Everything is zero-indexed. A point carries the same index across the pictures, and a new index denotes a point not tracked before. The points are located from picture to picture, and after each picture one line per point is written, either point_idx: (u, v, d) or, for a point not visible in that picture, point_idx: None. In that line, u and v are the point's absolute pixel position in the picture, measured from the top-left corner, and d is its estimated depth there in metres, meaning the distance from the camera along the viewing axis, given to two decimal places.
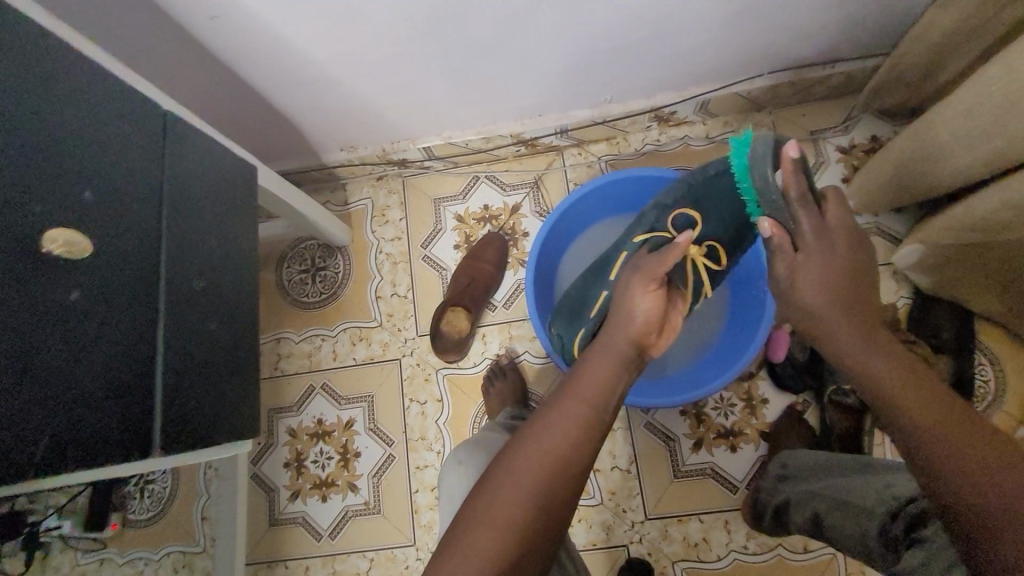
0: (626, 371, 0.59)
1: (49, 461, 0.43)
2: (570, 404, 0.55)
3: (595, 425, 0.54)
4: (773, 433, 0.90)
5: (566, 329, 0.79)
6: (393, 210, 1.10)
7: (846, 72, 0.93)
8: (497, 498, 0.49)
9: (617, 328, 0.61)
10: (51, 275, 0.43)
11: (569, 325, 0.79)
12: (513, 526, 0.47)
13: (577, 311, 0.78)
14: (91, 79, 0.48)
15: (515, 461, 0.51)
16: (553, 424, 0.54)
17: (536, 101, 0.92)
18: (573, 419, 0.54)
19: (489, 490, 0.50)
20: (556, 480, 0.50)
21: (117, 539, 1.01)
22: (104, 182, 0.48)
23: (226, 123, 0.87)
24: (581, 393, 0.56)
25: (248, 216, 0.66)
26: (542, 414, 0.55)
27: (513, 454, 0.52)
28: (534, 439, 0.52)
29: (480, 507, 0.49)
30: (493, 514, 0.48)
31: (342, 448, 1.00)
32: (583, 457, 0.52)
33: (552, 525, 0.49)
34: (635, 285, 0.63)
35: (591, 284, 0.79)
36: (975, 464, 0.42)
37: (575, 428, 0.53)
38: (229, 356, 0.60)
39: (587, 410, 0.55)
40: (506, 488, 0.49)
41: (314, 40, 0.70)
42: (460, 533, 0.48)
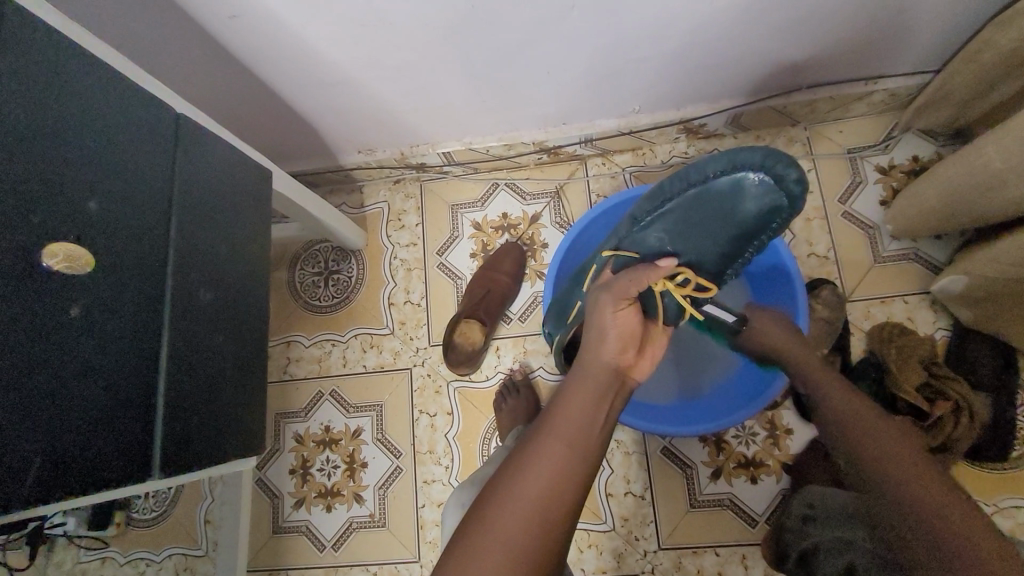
0: (602, 401, 0.54)
1: (40, 489, 0.40)
2: (547, 445, 0.51)
3: (573, 468, 0.50)
4: (796, 465, 0.86)
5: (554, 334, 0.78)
6: (410, 215, 1.07)
7: (889, 89, 0.88)
8: (473, 553, 0.46)
9: (591, 352, 0.56)
10: (51, 289, 0.41)
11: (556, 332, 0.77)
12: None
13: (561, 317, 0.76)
14: (102, 82, 0.46)
15: (490, 511, 0.48)
16: (528, 467, 0.50)
17: (561, 109, 0.89)
18: (549, 462, 0.50)
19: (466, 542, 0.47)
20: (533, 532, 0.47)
21: (120, 539, 1.01)
22: (112, 190, 0.46)
23: (244, 123, 0.85)
24: (556, 430, 0.52)
25: (260, 224, 0.64)
26: (518, 456, 0.52)
27: (490, 503, 0.49)
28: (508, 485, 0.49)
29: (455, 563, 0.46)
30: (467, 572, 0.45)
31: (348, 457, 0.98)
32: (562, 502, 0.49)
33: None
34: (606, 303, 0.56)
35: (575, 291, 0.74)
36: (923, 487, 0.55)
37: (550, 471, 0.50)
38: (235, 371, 0.58)
39: (563, 451, 0.51)
40: (480, 542, 0.47)
41: (334, 41, 0.67)
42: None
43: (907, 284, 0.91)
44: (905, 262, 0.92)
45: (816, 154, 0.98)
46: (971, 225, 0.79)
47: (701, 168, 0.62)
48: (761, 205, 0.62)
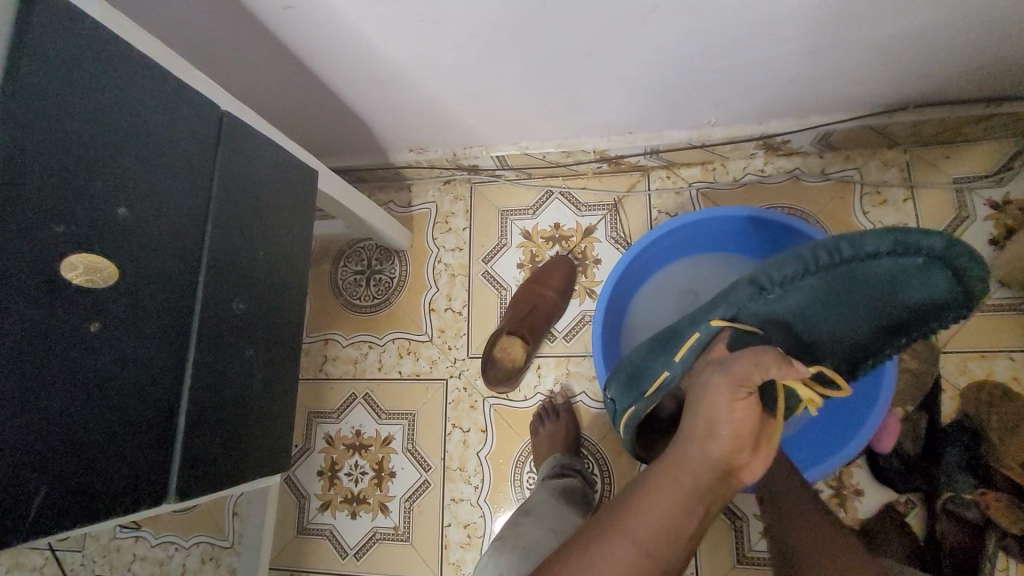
0: (693, 507, 0.45)
1: (44, 519, 0.37)
2: (616, 548, 0.42)
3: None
4: (865, 533, 0.76)
5: (621, 397, 0.66)
6: (457, 218, 1.02)
7: (1015, 112, 0.76)
8: None
9: (691, 444, 0.46)
10: (73, 303, 0.38)
11: (626, 394, 0.66)
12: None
13: (636, 379, 0.65)
14: (146, 80, 0.43)
15: None
16: (589, 571, 0.42)
17: (629, 117, 0.81)
18: (616, 570, 0.41)
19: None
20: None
21: (151, 519, 1.02)
22: (145, 197, 0.43)
23: (296, 116, 0.83)
24: (632, 531, 0.43)
25: (300, 230, 0.60)
26: (580, 553, 0.43)
27: None
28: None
29: None
30: None
31: (377, 465, 0.96)
32: None
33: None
34: (720, 387, 0.46)
35: (655, 352, 0.64)
36: None
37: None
38: (264, 386, 0.55)
39: (637, 564, 0.42)
40: None
41: (391, 38, 0.63)
42: None
43: (1015, 339, 0.79)
44: (1016, 314, 0.80)
45: (914, 182, 0.86)
46: None
47: (860, 244, 0.53)
48: (924, 296, 0.53)
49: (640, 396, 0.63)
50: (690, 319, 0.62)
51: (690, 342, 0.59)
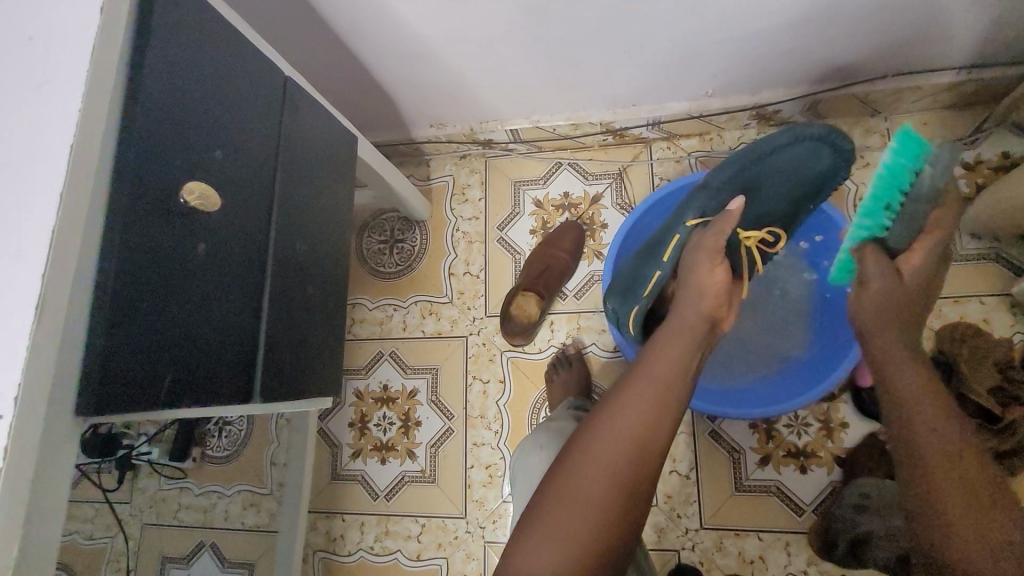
0: (696, 349, 0.58)
1: (171, 396, 0.46)
2: (643, 384, 0.54)
3: (671, 407, 0.54)
4: (849, 459, 0.85)
5: (619, 306, 0.77)
6: (473, 189, 1.11)
7: (983, 79, 0.84)
8: (574, 470, 0.50)
9: (683, 304, 0.60)
10: (184, 225, 0.47)
11: (624, 303, 0.76)
12: (598, 502, 0.48)
13: (631, 288, 0.75)
14: (229, 49, 0.52)
15: (592, 438, 0.51)
16: (627, 404, 0.53)
17: (632, 90, 0.90)
18: (647, 398, 0.53)
19: (571, 465, 0.50)
20: (636, 459, 0.51)
21: (195, 471, 1.10)
22: (232, 144, 0.51)
23: (328, 92, 0.91)
24: (654, 371, 0.55)
25: (344, 185, 0.69)
26: (618, 392, 0.55)
27: (585, 430, 0.52)
28: (611, 417, 0.52)
29: (556, 484, 0.50)
30: (572, 488, 0.49)
31: (404, 415, 1.04)
32: (659, 435, 0.52)
33: (631, 503, 0.50)
34: (704, 262, 0.59)
35: (647, 259, 0.74)
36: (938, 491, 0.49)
37: (650, 407, 0.53)
38: (320, 319, 0.63)
39: (662, 391, 0.54)
40: (580, 461, 0.50)
41: (423, 16, 0.71)
42: (539, 507, 0.49)
43: (983, 285, 0.88)
44: (984, 263, 0.88)
45: None
46: None
47: (769, 140, 0.65)
48: (822, 167, 0.68)
49: (637, 299, 0.73)
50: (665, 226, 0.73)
51: (673, 245, 0.69)
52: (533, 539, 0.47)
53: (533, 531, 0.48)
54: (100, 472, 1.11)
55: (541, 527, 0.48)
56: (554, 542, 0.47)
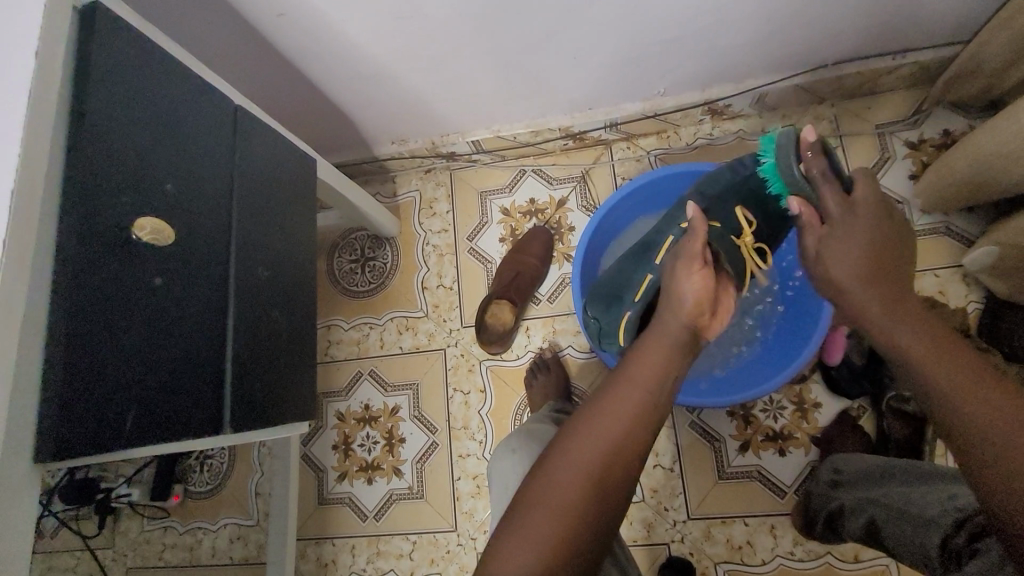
0: (678, 356, 0.57)
1: (136, 432, 0.47)
2: (625, 390, 0.55)
3: (649, 413, 0.54)
4: (825, 438, 0.87)
5: (603, 315, 0.75)
6: (441, 202, 1.11)
7: (918, 62, 0.88)
8: (555, 480, 0.50)
9: (669, 311, 0.59)
10: (137, 260, 0.48)
11: (607, 312, 0.75)
12: (573, 509, 0.48)
13: (616, 296, 0.75)
14: (173, 80, 0.52)
15: (572, 446, 0.52)
16: (606, 412, 0.53)
17: (587, 95, 0.92)
18: (626, 404, 0.54)
19: (545, 473, 0.51)
20: (613, 465, 0.51)
21: (178, 509, 1.08)
22: (183, 174, 0.52)
23: (285, 117, 0.91)
24: (635, 376, 0.56)
25: (304, 207, 0.69)
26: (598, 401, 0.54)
27: (566, 439, 0.53)
28: (591, 426, 0.52)
29: (535, 493, 0.50)
30: (552, 497, 0.49)
31: (387, 434, 1.03)
32: (639, 442, 0.53)
33: (605, 509, 0.50)
34: (680, 266, 0.61)
35: (637, 267, 0.76)
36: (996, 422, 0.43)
37: (631, 414, 0.53)
38: (288, 343, 0.63)
39: (643, 397, 0.54)
40: (561, 471, 0.50)
41: (373, 37, 0.72)
42: (517, 516, 0.49)
43: (936, 259, 0.91)
44: (935, 237, 0.92)
45: (842, 132, 0.98)
46: (1002, 196, 0.79)
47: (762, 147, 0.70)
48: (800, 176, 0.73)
49: (623, 307, 0.73)
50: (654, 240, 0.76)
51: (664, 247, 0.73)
52: (508, 548, 0.48)
53: (513, 540, 0.48)
54: (79, 519, 1.08)
55: (519, 537, 0.48)
56: (531, 552, 0.47)
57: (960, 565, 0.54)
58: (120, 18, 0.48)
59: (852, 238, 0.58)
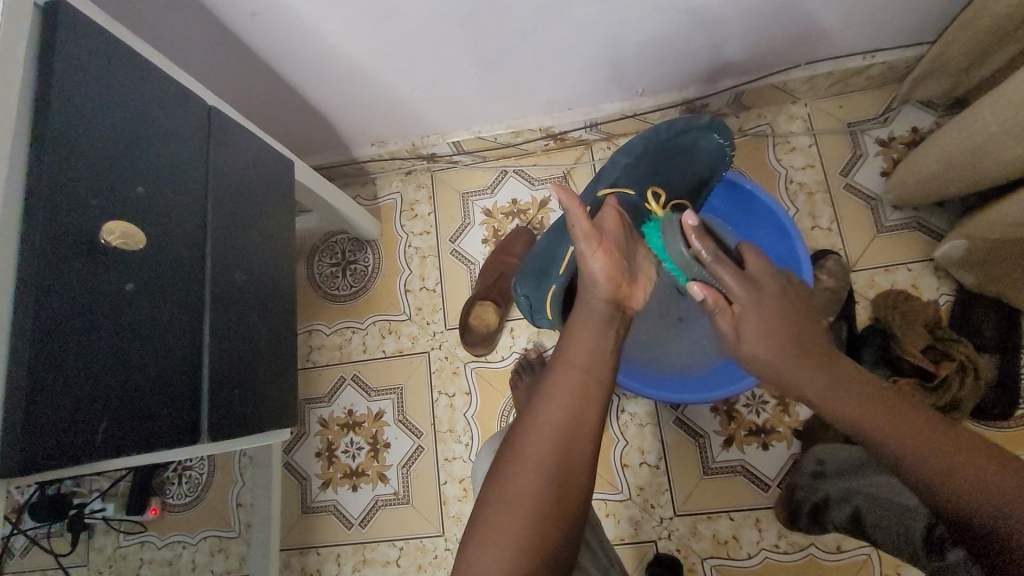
0: (607, 331, 0.58)
1: (109, 442, 0.46)
2: (561, 375, 0.55)
3: (591, 390, 0.55)
4: (807, 431, 0.88)
5: (534, 291, 0.76)
6: (422, 204, 1.10)
7: (887, 62, 0.90)
8: (510, 474, 0.50)
9: (587, 292, 0.59)
10: (107, 264, 0.47)
11: (539, 287, 0.76)
12: (534, 503, 0.48)
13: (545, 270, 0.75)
14: (145, 80, 0.51)
15: (526, 440, 0.52)
16: (548, 401, 0.53)
17: (566, 95, 0.92)
18: (565, 389, 0.54)
19: (502, 470, 0.51)
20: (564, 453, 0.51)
21: (157, 523, 1.05)
22: (156, 176, 0.51)
23: (261, 119, 0.89)
24: (569, 359, 0.56)
25: (281, 210, 0.67)
26: (538, 394, 0.55)
27: (517, 432, 0.53)
28: (535, 424, 0.52)
29: (497, 490, 0.50)
30: (515, 492, 0.49)
31: (372, 439, 1.02)
32: (585, 427, 0.52)
33: (567, 497, 0.50)
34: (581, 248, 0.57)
35: (561, 237, 0.74)
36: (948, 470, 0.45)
37: (570, 397, 0.53)
38: (267, 349, 0.62)
39: (579, 376, 0.55)
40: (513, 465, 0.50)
41: (349, 36, 0.70)
42: (483, 516, 0.49)
43: (908, 253, 0.94)
44: (907, 232, 0.95)
45: (816, 130, 1.00)
46: (970, 190, 0.81)
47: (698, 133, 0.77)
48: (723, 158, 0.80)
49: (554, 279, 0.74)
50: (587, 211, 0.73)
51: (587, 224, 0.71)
52: (477, 550, 0.48)
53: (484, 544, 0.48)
54: (52, 536, 1.04)
55: (490, 538, 0.48)
56: (501, 558, 0.46)
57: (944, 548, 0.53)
58: (88, 18, 0.47)
59: (754, 306, 0.60)
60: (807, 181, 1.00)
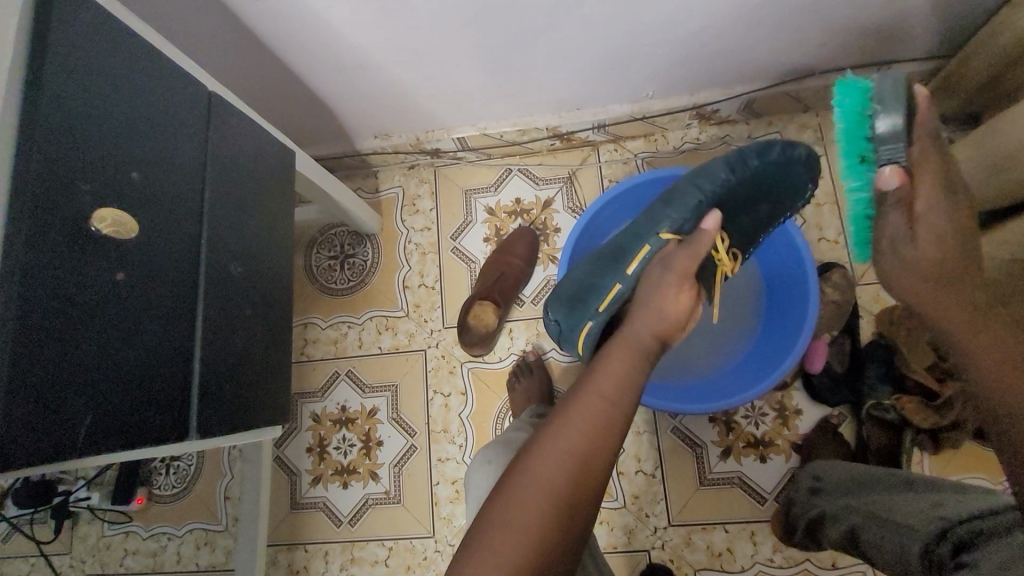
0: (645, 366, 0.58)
1: (91, 439, 0.44)
2: (583, 401, 0.54)
3: (613, 423, 0.54)
4: (806, 444, 0.88)
5: (565, 317, 0.69)
6: (424, 200, 1.09)
7: (902, 74, 0.89)
8: (517, 497, 0.49)
9: (640, 321, 0.59)
10: (98, 254, 0.45)
11: (570, 314, 0.68)
12: (530, 533, 0.47)
13: (579, 298, 0.68)
14: (145, 64, 0.50)
15: (538, 462, 0.50)
16: (570, 427, 0.52)
17: (575, 94, 0.90)
18: (587, 416, 0.53)
19: (508, 487, 0.50)
20: (575, 484, 0.50)
21: (142, 513, 1.03)
22: (151, 163, 0.50)
23: (262, 105, 0.87)
24: (598, 389, 0.55)
25: (280, 202, 0.66)
26: (552, 418, 0.54)
27: (530, 449, 0.52)
28: (549, 445, 0.51)
29: (501, 511, 0.48)
30: (516, 516, 0.48)
31: (365, 436, 1.01)
32: (598, 461, 0.51)
33: (568, 528, 0.49)
34: (668, 279, 0.59)
35: (600, 269, 0.68)
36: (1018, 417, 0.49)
37: (585, 429, 0.52)
38: (261, 342, 0.61)
39: (605, 407, 0.54)
40: (523, 488, 0.49)
41: (357, 26, 0.69)
42: (481, 536, 0.48)
43: None
44: None
45: (827, 140, 0.99)
46: (981, 208, 0.80)
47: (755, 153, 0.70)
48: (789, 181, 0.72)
49: (589, 313, 0.67)
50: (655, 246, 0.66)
51: (643, 254, 0.65)
52: (470, 574, 0.46)
53: (473, 562, 0.47)
54: (35, 523, 1.03)
55: (480, 558, 0.47)
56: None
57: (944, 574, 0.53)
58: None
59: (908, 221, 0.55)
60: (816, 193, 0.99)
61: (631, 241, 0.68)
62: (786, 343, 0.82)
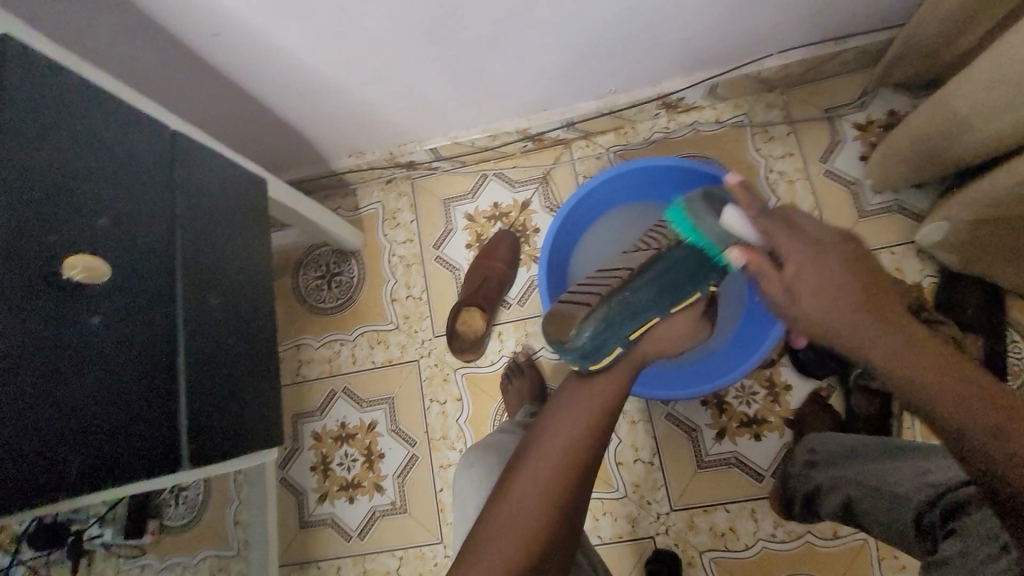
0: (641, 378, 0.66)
1: (83, 477, 0.47)
2: (585, 396, 0.62)
3: (613, 415, 0.62)
4: (798, 419, 0.89)
5: (603, 334, 0.60)
6: (404, 213, 1.10)
7: (860, 46, 0.90)
8: (532, 472, 0.57)
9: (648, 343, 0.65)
10: (73, 300, 0.47)
11: (609, 332, 0.60)
12: (531, 537, 0.53)
13: (624, 318, 0.61)
14: (105, 111, 0.51)
15: (548, 442, 0.59)
16: (578, 416, 0.61)
17: (539, 97, 0.91)
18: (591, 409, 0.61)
19: (525, 464, 0.58)
20: (578, 463, 0.58)
21: (156, 545, 1.05)
22: (118, 208, 0.51)
23: (234, 136, 0.89)
24: (604, 389, 0.63)
25: (256, 230, 0.67)
26: (523, 458, 0.59)
27: (544, 433, 0.60)
28: (561, 429, 0.60)
29: (518, 483, 0.56)
30: (528, 486, 0.56)
31: (366, 450, 1.02)
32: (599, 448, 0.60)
33: (572, 500, 0.56)
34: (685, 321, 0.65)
35: (656, 299, 0.62)
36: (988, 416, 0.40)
37: (555, 471, 0.57)
38: (248, 369, 0.63)
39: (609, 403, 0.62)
40: (539, 464, 0.57)
41: (314, 51, 0.70)
42: (499, 501, 0.56)
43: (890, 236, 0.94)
44: (889, 215, 0.95)
45: (793, 118, 1.00)
46: (946, 171, 0.81)
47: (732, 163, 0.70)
48: None
49: (621, 338, 0.62)
50: (682, 270, 0.63)
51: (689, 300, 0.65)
52: (488, 534, 0.54)
53: (492, 523, 0.55)
54: None
55: (499, 524, 0.54)
56: (508, 544, 0.53)
57: (937, 542, 0.55)
58: (35, 50, 0.47)
59: (810, 255, 0.48)
60: (787, 170, 1.00)
61: (688, 280, 0.63)
62: (766, 329, 0.83)
